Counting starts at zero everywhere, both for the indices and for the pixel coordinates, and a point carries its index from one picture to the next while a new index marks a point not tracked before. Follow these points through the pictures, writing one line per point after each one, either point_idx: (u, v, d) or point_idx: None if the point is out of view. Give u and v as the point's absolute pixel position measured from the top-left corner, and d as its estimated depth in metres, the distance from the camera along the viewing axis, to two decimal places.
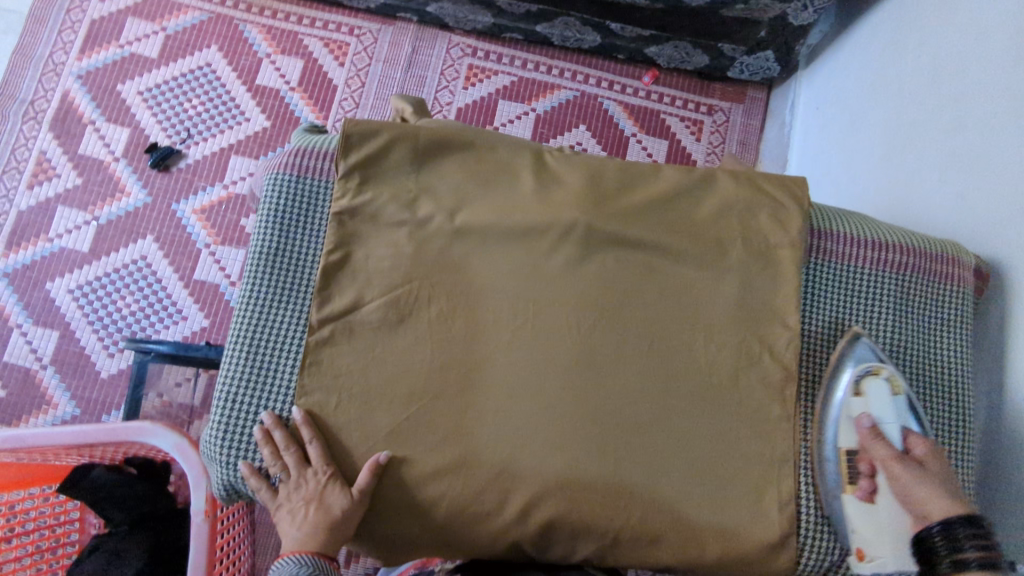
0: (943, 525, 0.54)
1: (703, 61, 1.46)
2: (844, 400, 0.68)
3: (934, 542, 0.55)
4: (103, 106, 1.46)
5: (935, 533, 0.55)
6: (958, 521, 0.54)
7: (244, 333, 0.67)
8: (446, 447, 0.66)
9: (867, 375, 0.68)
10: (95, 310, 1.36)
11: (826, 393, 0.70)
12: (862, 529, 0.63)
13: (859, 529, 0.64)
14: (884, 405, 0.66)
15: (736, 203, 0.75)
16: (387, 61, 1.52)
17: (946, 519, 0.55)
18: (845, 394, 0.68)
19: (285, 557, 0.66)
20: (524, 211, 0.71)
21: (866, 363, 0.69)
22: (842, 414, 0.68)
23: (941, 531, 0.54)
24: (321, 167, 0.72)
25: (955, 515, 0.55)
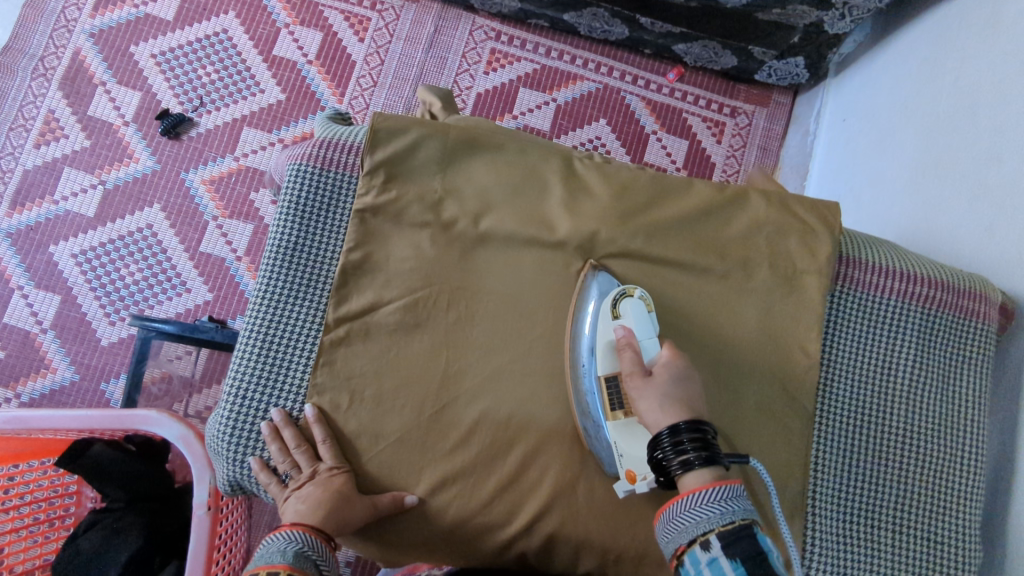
0: (671, 432, 0.53)
1: (732, 62, 1.43)
2: (600, 326, 0.63)
3: (664, 448, 0.54)
4: (115, 67, 1.42)
5: (663, 440, 0.54)
6: (682, 428, 0.53)
7: (257, 327, 0.66)
8: (456, 456, 0.65)
9: (621, 296, 0.64)
10: (98, 276, 1.34)
11: (586, 317, 0.65)
12: (629, 451, 0.61)
13: (626, 451, 0.61)
14: (644, 323, 0.62)
15: (766, 225, 0.73)
16: (408, 40, 1.49)
17: (672, 425, 0.54)
18: (604, 314, 0.63)
19: (273, 535, 0.57)
20: (550, 220, 0.69)
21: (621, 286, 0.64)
22: (602, 340, 0.63)
23: (668, 437, 0.53)
24: (345, 160, 0.69)
25: (681, 419, 0.54)
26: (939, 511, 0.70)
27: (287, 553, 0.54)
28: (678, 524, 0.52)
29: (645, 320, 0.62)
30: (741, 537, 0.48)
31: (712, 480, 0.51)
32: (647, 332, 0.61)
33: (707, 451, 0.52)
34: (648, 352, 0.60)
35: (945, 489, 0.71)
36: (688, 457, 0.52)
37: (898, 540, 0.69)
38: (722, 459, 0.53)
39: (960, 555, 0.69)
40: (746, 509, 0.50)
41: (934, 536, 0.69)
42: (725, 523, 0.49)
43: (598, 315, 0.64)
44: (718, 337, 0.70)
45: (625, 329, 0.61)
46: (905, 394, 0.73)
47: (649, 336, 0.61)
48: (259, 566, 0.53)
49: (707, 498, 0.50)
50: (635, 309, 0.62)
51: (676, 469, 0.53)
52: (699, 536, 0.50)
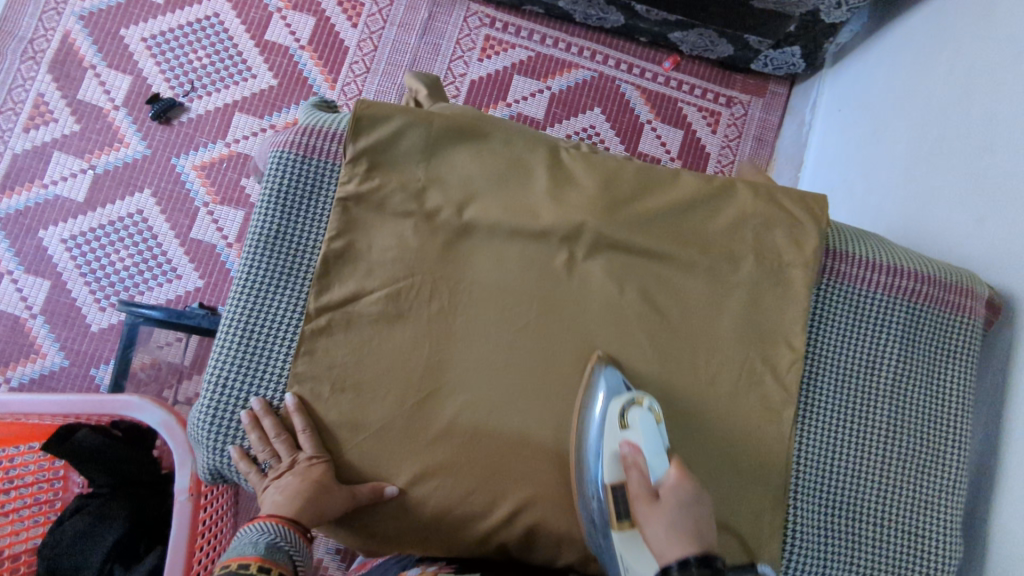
0: (681, 565, 0.50)
1: (728, 51, 1.41)
2: (608, 436, 0.62)
3: None
4: (105, 51, 1.41)
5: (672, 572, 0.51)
6: (692, 561, 0.50)
7: (238, 315, 0.65)
8: (437, 446, 0.65)
9: (631, 403, 0.62)
10: (88, 262, 1.34)
11: (591, 421, 0.64)
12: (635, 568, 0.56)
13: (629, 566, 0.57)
14: (653, 438, 0.59)
15: (753, 217, 0.72)
16: (401, 26, 1.47)
17: (683, 558, 0.51)
18: (613, 424, 0.62)
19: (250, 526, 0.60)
20: (534, 211, 0.69)
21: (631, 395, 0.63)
22: (607, 448, 0.61)
23: (677, 571, 0.50)
24: (328, 148, 0.69)
25: (690, 553, 0.51)
26: (920, 504, 0.70)
27: (258, 545, 0.56)
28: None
29: (653, 435, 0.60)
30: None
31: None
32: (655, 448, 0.59)
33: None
34: (655, 470, 0.58)
35: (927, 482, 0.71)
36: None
37: (878, 532, 0.70)
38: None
39: (940, 548, 0.69)
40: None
41: (914, 529, 0.70)
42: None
43: (604, 423, 0.62)
44: (702, 330, 0.70)
45: (633, 443, 0.59)
46: (890, 388, 0.73)
47: (657, 455, 0.59)
48: (231, 556, 0.56)
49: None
50: (643, 421, 0.60)
51: None
52: None
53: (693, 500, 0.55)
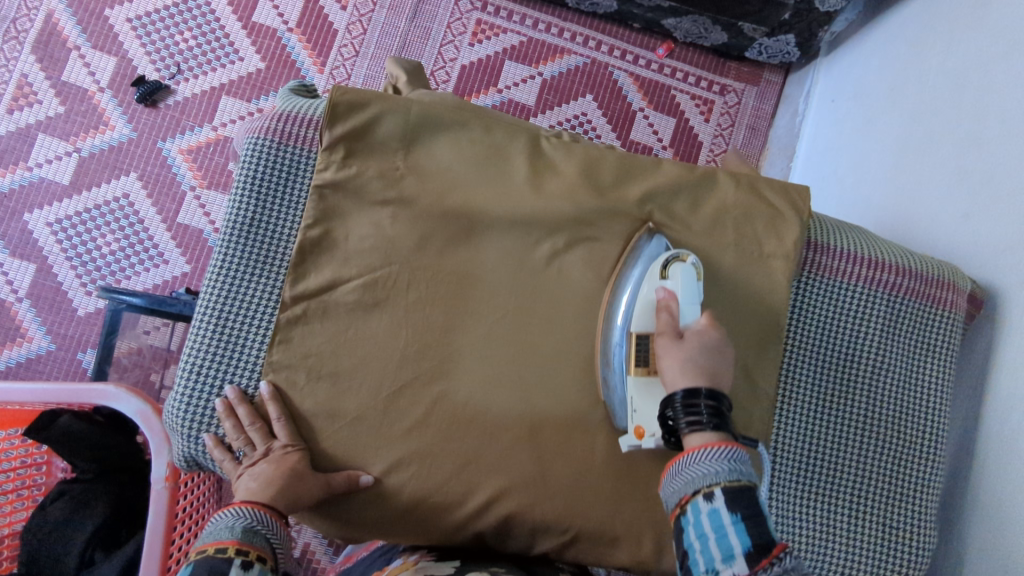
0: (687, 393, 0.53)
1: (722, 39, 1.40)
2: (646, 286, 0.63)
3: (674, 405, 0.54)
4: (89, 31, 1.39)
5: (676, 399, 0.54)
6: (698, 391, 0.53)
7: (213, 303, 0.65)
8: (413, 436, 0.65)
9: (673, 260, 0.63)
10: (74, 245, 1.33)
11: (632, 279, 0.65)
12: (642, 408, 0.60)
13: (640, 407, 0.60)
14: (690, 289, 0.60)
15: (734, 208, 0.72)
16: (391, 9, 1.45)
17: (689, 386, 0.54)
18: (653, 276, 0.63)
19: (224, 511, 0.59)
20: (514, 199, 0.68)
21: (679, 250, 0.63)
22: (642, 296, 0.62)
23: (682, 398, 0.53)
24: (304, 134, 0.68)
25: (699, 384, 0.54)
26: (893, 497, 0.71)
27: (235, 529, 0.56)
28: (678, 479, 0.52)
29: (692, 286, 0.61)
30: (746, 498, 0.48)
31: (718, 441, 0.52)
32: (690, 299, 0.60)
33: (717, 416, 0.52)
34: (685, 317, 0.59)
35: (902, 476, 0.71)
36: (698, 418, 0.53)
37: (851, 524, 0.70)
38: (731, 425, 0.53)
39: (912, 541, 0.70)
40: (751, 475, 0.50)
41: (888, 523, 0.70)
42: (728, 480, 0.49)
43: (644, 280, 0.64)
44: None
45: (670, 291, 0.60)
46: (868, 381, 0.73)
47: (690, 305, 0.60)
48: (207, 541, 0.55)
49: (712, 457, 0.50)
50: (684, 272, 0.61)
51: (684, 429, 0.53)
52: (703, 488, 0.50)
53: (715, 346, 0.57)
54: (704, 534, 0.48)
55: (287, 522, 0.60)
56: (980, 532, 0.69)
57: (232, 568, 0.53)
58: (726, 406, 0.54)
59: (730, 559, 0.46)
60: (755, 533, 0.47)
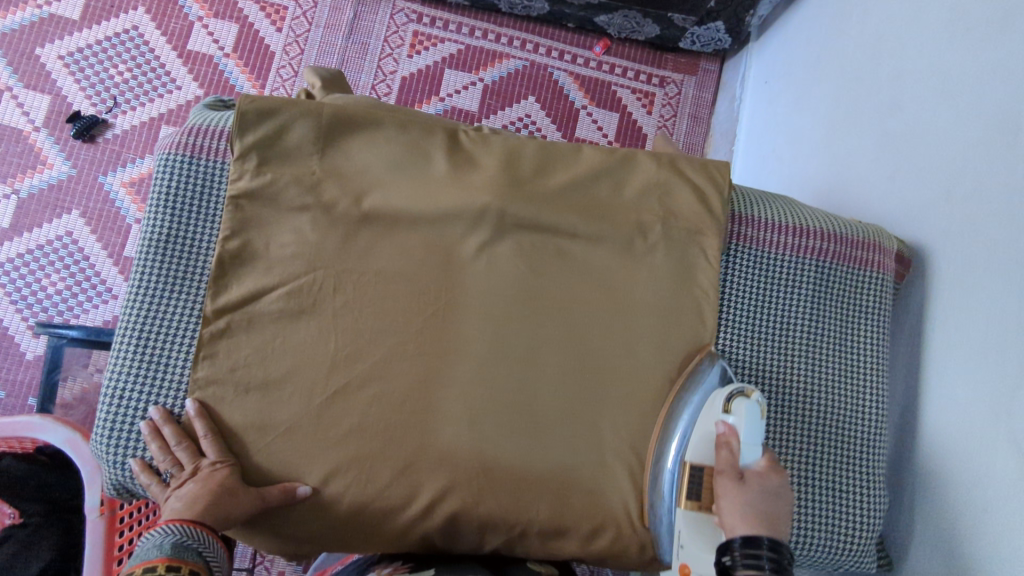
0: (749, 541, 0.53)
1: (655, 31, 1.42)
2: (710, 411, 0.63)
3: (733, 551, 0.53)
4: (20, 71, 1.37)
5: (734, 546, 0.53)
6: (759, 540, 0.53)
7: (133, 324, 0.63)
8: (350, 441, 0.64)
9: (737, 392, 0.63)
10: (19, 289, 1.30)
11: (693, 402, 0.66)
12: (691, 544, 0.60)
13: (689, 544, 0.60)
14: (753, 427, 0.60)
15: (657, 186, 0.72)
16: (328, 27, 1.46)
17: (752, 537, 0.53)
18: (715, 407, 0.63)
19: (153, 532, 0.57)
20: (434, 195, 0.68)
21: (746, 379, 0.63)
22: (702, 428, 0.63)
23: (740, 546, 0.53)
24: (214, 146, 0.67)
25: (760, 534, 0.53)
26: (840, 460, 0.71)
27: (162, 546, 0.54)
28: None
29: (754, 432, 0.60)
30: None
31: None
32: (752, 437, 0.60)
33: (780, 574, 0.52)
34: (747, 456, 0.60)
35: (846, 439, 0.71)
36: (758, 569, 0.52)
37: (801, 492, 0.70)
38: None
39: (862, 501, 0.70)
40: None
41: (837, 486, 0.70)
42: None
43: (706, 406, 0.64)
44: (611, 304, 0.69)
45: (735, 428, 0.60)
46: (805, 348, 0.73)
47: (751, 447, 0.60)
48: (137, 564, 0.53)
49: None
50: (749, 411, 0.61)
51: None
52: None
53: (776, 491, 0.58)
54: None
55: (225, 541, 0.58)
56: (928, 487, 0.70)
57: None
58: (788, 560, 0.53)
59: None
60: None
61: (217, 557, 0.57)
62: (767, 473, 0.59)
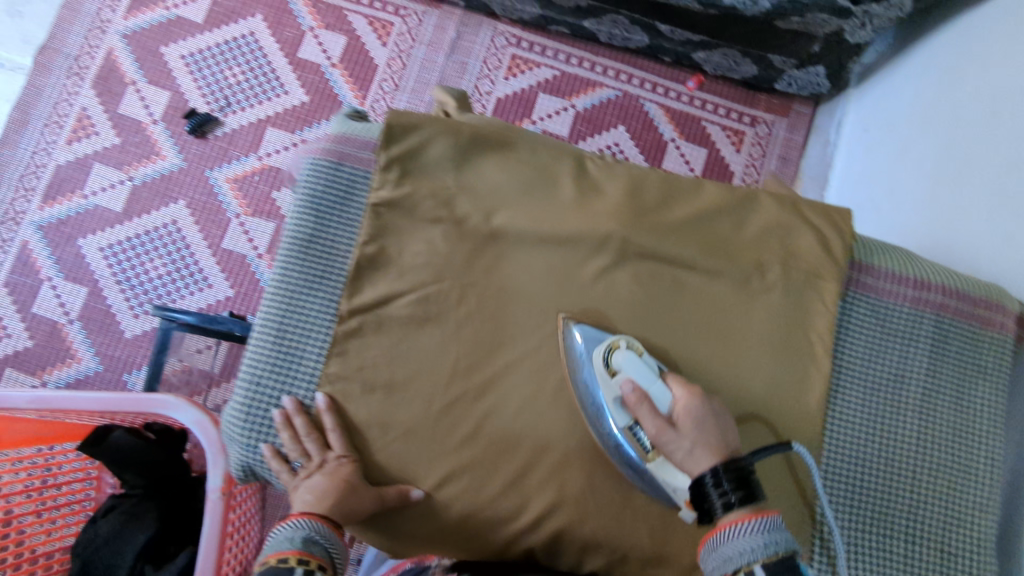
0: (715, 473, 0.56)
1: (752, 71, 1.43)
2: (603, 383, 0.63)
3: (706, 487, 0.56)
4: (146, 68, 1.47)
5: (707, 481, 0.56)
6: (721, 469, 0.56)
7: (275, 316, 0.67)
8: (465, 449, 0.67)
9: (611, 352, 0.64)
10: (124, 270, 1.38)
11: (582, 380, 0.65)
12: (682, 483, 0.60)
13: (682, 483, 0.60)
14: (642, 372, 0.62)
15: (779, 227, 0.72)
16: (430, 44, 1.51)
17: (712, 470, 0.56)
18: (603, 377, 0.63)
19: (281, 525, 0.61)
20: (561, 219, 0.70)
21: (608, 338, 0.66)
22: (612, 400, 0.62)
23: (711, 481, 0.56)
24: (361, 155, 0.70)
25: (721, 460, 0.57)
26: (951, 522, 0.69)
27: (294, 540, 0.58)
28: (718, 561, 0.55)
29: (646, 372, 0.62)
30: (785, 569, 0.52)
31: (749, 513, 0.55)
32: (648, 380, 0.62)
33: (748, 487, 0.55)
34: (661, 399, 0.61)
35: (958, 500, 0.69)
36: (732, 496, 0.55)
37: (909, 551, 0.67)
38: (758, 491, 0.56)
39: (971, 566, 0.67)
40: (786, 540, 0.54)
41: (947, 548, 0.68)
42: (764, 557, 0.52)
43: (596, 381, 0.64)
44: (723, 341, 0.70)
45: (631, 382, 0.62)
46: (920, 402, 0.71)
47: (655, 384, 0.62)
48: (271, 554, 0.58)
49: (746, 531, 0.54)
50: (628, 360, 0.63)
51: (718, 511, 0.55)
52: (745, 566, 0.53)
53: (702, 411, 0.60)
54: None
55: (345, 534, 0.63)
56: None
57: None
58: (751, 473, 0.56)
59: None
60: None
61: (339, 551, 0.61)
62: (686, 400, 0.60)
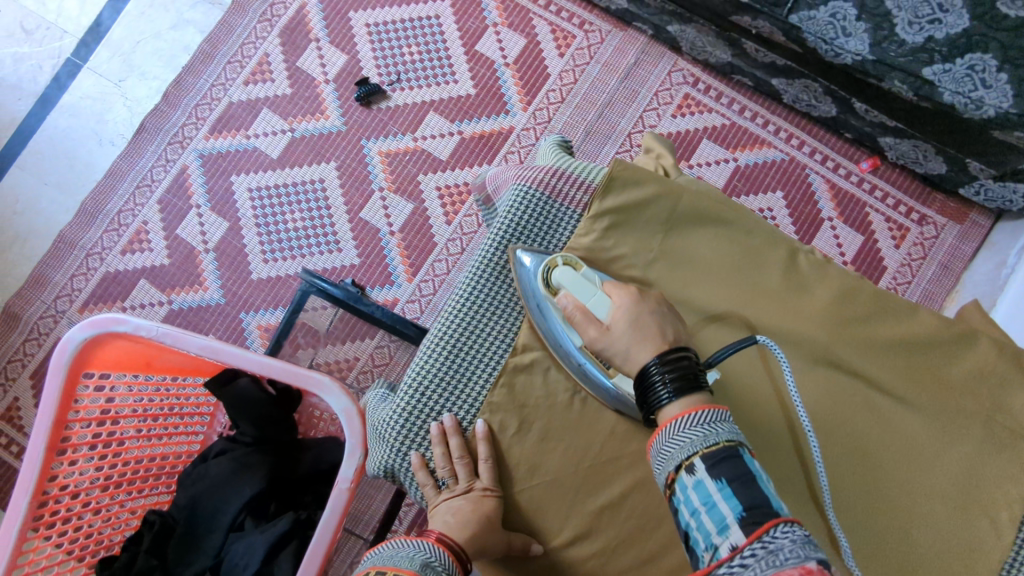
0: (661, 363, 0.54)
1: (940, 169, 1.27)
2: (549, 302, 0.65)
3: (653, 380, 0.54)
4: (331, 28, 1.41)
5: (652, 373, 0.54)
6: (662, 362, 0.54)
7: (453, 333, 0.69)
8: (603, 515, 0.64)
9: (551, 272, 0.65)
10: (265, 214, 1.35)
11: (536, 307, 0.67)
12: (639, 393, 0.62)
13: None
14: (580, 287, 0.63)
15: (992, 375, 0.66)
16: (606, 65, 1.41)
17: (655, 361, 0.54)
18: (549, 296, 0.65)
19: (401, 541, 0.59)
20: (761, 309, 0.67)
21: (548, 257, 0.66)
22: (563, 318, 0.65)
23: (655, 371, 0.54)
24: (576, 196, 0.72)
25: (665, 352, 0.55)
26: None
27: (414, 560, 0.55)
28: (663, 459, 0.51)
29: (584, 285, 0.62)
30: (723, 454, 0.48)
31: (694, 405, 0.51)
32: (588, 294, 0.62)
33: (689, 380, 0.53)
34: (598, 311, 0.60)
35: None
36: (676, 387, 0.52)
37: None
38: (701, 383, 0.53)
39: None
40: (731, 433, 0.50)
41: None
42: (704, 445, 0.49)
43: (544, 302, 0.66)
44: (852, 441, 0.66)
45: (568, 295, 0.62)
46: None
47: (594, 296, 0.62)
48: (385, 564, 0.55)
49: (688, 421, 0.50)
50: (565, 278, 0.63)
51: (660, 402, 0.53)
52: (685, 461, 0.49)
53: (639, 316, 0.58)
54: (696, 510, 0.47)
55: (463, 566, 0.58)
56: None
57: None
58: (697, 370, 0.54)
59: (723, 531, 0.45)
60: (743, 495, 0.45)
61: None
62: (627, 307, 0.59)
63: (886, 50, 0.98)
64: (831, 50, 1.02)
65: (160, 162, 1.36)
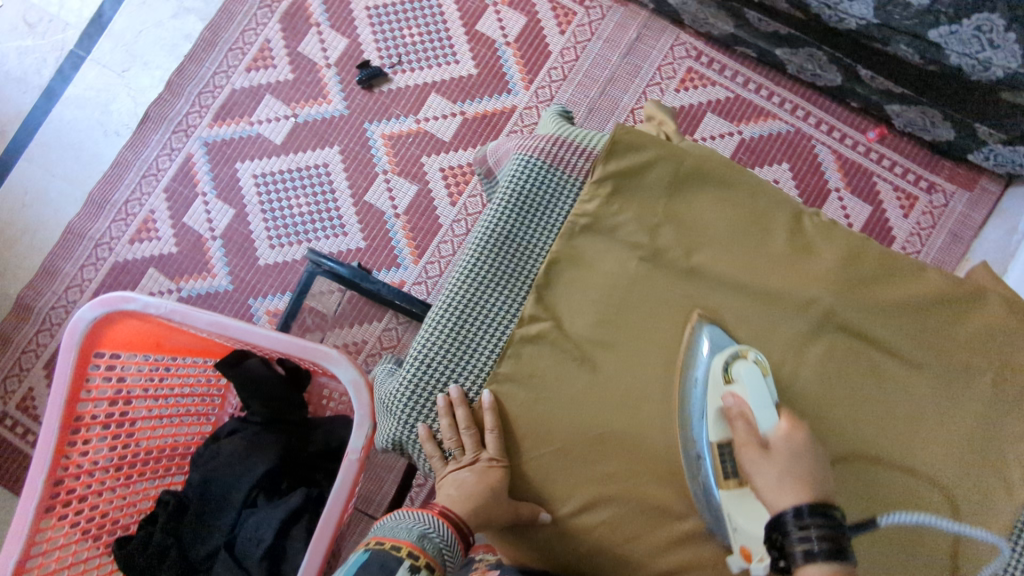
0: (803, 515, 0.51)
1: (948, 135, 1.25)
2: (709, 388, 0.61)
3: (787, 528, 0.51)
4: (331, 12, 1.41)
5: (789, 521, 0.51)
6: (808, 514, 0.51)
7: (457, 303, 0.69)
8: (612, 483, 0.64)
9: (733, 360, 0.62)
10: (271, 200, 1.35)
11: (688, 382, 0.63)
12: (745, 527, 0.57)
13: (742, 526, 0.57)
14: (759, 395, 0.60)
15: (1001, 333, 0.66)
16: (608, 41, 1.40)
17: (796, 507, 0.52)
18: (715, 380, 0.61)
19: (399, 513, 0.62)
20: (767, 273, 0.66)
21: (736, 351, 0.63)
22: (711, 406, 0.61)
23: (794, 520, 0.51)
24: (578, 163, 0.73)
25: (811, 504, 0.52)
26: None
27: (412, 531, 0.57)
28: None
29: (761, 393, 0.60)
30: None
31: None
32: (761, 403, 0.59)
33: (835, 545, 0.50)
34: (764, 423, 0.58)
35: None
36: (818, 549, 0.50)
37: None
38: (846, 552, 0.50)
39: None
40: None
41: None
42: None
43: (703, 382, 0.62)
44: (862, 405, 0.65)
45: (742, 396, 0.59)
46: None
47: (764, 409, 0.59)
48: (386, 536, 0.58)
49: None
50: (750, 375, 0.61)
51: (796, 557, 0.50)
52: None
53: (804, 451, 0.56)
54: None
55: (463, 537, 0.61)
56: None
57: (401, 569, 0.54)
58: (843, 534, 0.51)
59: None
60: None
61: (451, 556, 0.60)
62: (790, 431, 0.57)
63: (891, 13, 0.96)
64: (835, 15, 1.01)
65: (165, 151, 1.36)
